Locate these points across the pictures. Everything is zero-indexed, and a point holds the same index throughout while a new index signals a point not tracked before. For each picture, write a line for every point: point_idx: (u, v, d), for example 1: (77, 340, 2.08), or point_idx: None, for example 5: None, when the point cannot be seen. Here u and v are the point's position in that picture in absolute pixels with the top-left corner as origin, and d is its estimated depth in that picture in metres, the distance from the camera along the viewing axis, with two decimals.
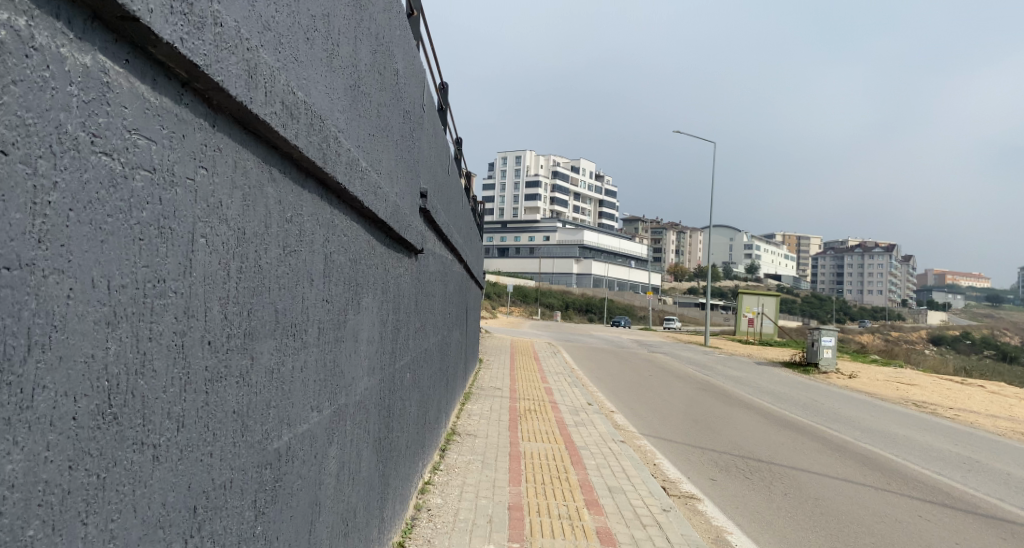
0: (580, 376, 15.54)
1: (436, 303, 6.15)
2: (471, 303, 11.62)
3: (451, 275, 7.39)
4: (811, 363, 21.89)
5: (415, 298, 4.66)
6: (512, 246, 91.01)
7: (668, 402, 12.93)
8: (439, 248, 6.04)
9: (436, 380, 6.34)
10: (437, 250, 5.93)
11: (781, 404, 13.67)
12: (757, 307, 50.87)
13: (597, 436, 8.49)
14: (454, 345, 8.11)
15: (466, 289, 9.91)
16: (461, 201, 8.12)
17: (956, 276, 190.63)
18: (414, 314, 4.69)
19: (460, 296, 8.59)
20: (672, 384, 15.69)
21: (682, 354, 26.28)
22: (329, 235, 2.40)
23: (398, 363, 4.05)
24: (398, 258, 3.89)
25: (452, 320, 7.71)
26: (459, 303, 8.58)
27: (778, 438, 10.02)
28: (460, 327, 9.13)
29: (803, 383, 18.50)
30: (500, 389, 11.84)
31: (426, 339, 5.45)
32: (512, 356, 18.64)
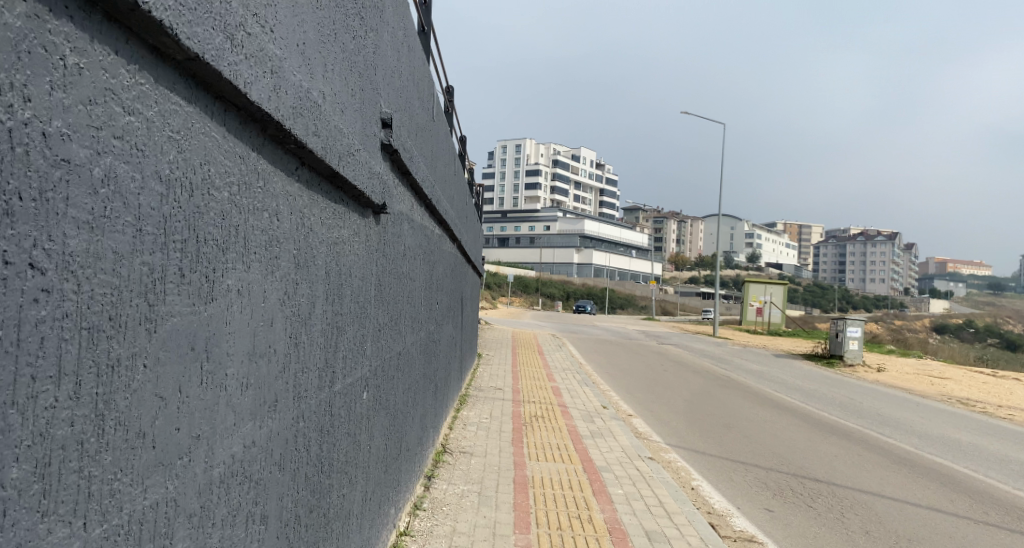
0: (590, 373, 14.07)
1: (418, 288, 4.62)
2: (468, 293, 10.12)
3: (440, 255, 5.86)
4: (835, 355, 20.42)
5: (376, 278, 3.13)
6: (513, 236, 89.51)
7: (691, 403, 11.47)
8: (420, 215, 4.50)
9: (419, 389, 4.82)
10: (417, 218, 4.39)
11: (817, 404, 12.20)
12: (766, 296, 49.34)
13: (621, 452, 7.01)
14: (444, 342, 6.59)
15: (461, 276, 8.37)
16: (452, 165, 6.61)
17: (957, 265, 190.65)
18: (375, 304, 3.16)
19: (452, 282, 7.06)
20: (693, 382, 14.17)
21: (695, 345, 24.81)
22: (25, 86, 0.88)
23: (337, 383, 2.51)
24: (335, 212, 2.38)
25: (441, 310, 6.17)
26: (451, 291, 7.04)
27: (831, 449, 8.51)
28: (454, 319, 7.58)
29: (831, 379, 17.02)
30: (502, 390, 10.37)
31: (400, 337, 3.93)
32: (514, 350, 17.20)
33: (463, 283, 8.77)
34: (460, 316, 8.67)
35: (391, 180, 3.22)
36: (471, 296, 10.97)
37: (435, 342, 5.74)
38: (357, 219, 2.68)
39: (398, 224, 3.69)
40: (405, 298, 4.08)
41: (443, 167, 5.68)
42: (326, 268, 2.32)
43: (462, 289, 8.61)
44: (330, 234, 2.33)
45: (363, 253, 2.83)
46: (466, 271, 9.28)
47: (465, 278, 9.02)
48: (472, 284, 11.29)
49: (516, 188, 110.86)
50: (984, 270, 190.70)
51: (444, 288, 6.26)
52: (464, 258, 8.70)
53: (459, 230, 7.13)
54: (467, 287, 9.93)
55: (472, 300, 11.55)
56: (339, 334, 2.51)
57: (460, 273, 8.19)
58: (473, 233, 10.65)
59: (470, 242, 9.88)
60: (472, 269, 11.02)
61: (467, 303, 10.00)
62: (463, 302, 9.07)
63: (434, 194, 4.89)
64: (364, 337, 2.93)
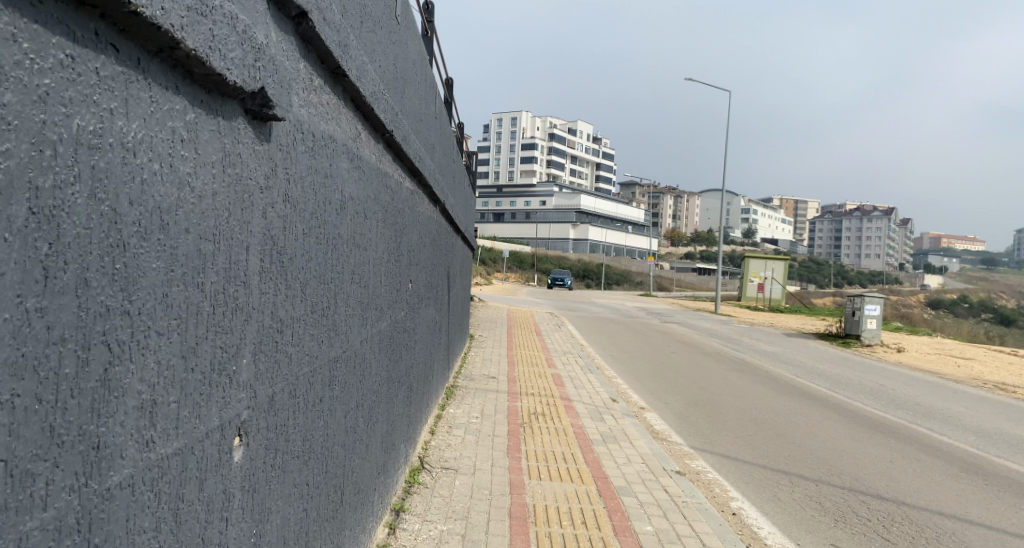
0: (593, 356, 12.78)
1: (371, 257, 3.19)
2: (456, 267, 8.73)
3: (414, 216, 4.45)
4: (850, 334, 19.20)
5: (252, 231, 1.71)
6: (508, 210, 87.90)
7: (709, 392, 10.22)
8: (371, 149, 3.08)
9: (375, 401, 3.42)
10: (366, 153, 2.98)
11: (847, 392, 10.95)
12: (767, 271, 48.06)
13: (642, 465, 5.68)
14: (422, 328, 5.21)
15: (446, 248, 6.99)
16: (431, 105, 5.21)
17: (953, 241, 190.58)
18: (255, 278, 1.73)
19: (433, 251, 5.65)
20: (706, 366, 12.88)
21: (700, 324, 23.57)
22: None
23: (107, 459, 1.08)
24: (84, 76, 1.01)
25: (416, 288, 4.77)
26: (432, 266, 5.64)
27: (881, 450, 7.22)
28: (436, 299, 6.19)
29: (852, 361, 15.74)
30: (495, 379, 9.06)
31: (331, 333, 2.50)
32: (510, 330, 15.89)
33: (448, 256, 7.38)
34: (446, 292, 7.30)
35: (285, 59, 1.81)
36: (460, 271, 9.57)
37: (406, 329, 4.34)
38: (177, 99, 1.27)
39: (320, 150, 2.26)
40: (343, 272, 2.65)
41: (415, 97, 4.26)
42: (28, 183, 0.90)
43: (447, 262, 7.22)
44: (46, 111, 0.94)
45: (203, 175, 1.42)
46: (454, 241, 7.90)
47: (451, 249, 7.62)
48: (462, 259, 9.91)
49: (511, 162, 108.88)
50: (979, 246, 190.63)
51: (420, 259, 4.85)
52: (450, 226, 7.30)
53: (442, 189, 5.73)
54: (455, 261, 8.54)
55: (462, 277, 10.20)
56: (110, 341, 1.08)
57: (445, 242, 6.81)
58: (462, 199, 9.23)
59: (459, 211, 8.46)
60: (461, 241, 9.64)
61: (455, 279, 8.65)
62: (449, 279, 7.70)
63: (397, 124, 3.47)
64: (217, 344, 1.51)
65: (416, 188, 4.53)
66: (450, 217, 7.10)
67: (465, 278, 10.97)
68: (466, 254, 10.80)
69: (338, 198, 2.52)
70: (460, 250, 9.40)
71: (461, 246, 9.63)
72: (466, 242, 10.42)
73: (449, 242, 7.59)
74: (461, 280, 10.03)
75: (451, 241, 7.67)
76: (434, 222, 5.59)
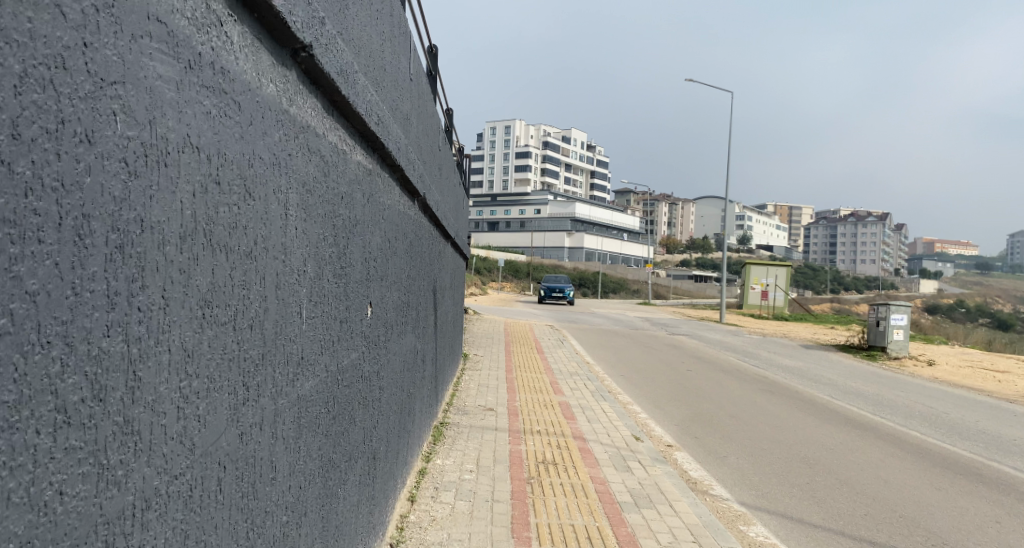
0: (602, 377, 11.35)
1: (264, 270, 1.70)
2: (444, 278, 7.24)
3: (371, 204, 2.97)
4: (874, 346, 17.83)
5: None
6: (503, 219, 86.71)
7: (741, 422, 8.79)
8: (253, 62, 1.61)
9: (286, 523, 1.94)
10: (236, 61, 1.50)
11: (898, 418, 9.55)
12: (769, 278, 46.80)
13: (694, 545, 4.24)
14: (393, 367, 3.74)
15: (430, 256, 5.51)
16: (404, 61, 3.80)
17: (948, 246, 190.44)
18: None
19: (409, 257, 4.17)
20: (730, 388, 11.46)
21: (710, 336, 22.20)
22: None
23: None
24: None
25: (381, 313, 3.30)
26: (407, 279, 4.17)
27: (977, 504, 5.80)
28: (415, 325, 4.71)
29: (883, 377, 14.37)
30: (494, 412, 7.61)
31: (96, 461, 1.00)
32: (508, 346, 14.46)
33: (433, 265, 5.90)
34: (430, 310, 5.83)
35: None
36: (450, 283, 8.11)
37: (359, 377, 2.85)
38: None
39: None
40: (149, 305, 1.16)
41: (371, 30, 2.85)
42: None
43: (431, 271, 5.73)
44: None
45: None
46: (440, 247, 6.45)
47: (437, 257, 6.16)
48: (452, 269, 8.47)
49: (506, 171, 107.86)
50: (973, 251, 190.67)
51: (385, 269, 3.37)
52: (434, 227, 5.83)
53: (420, 175, 4.26)
54: (444, 272, 7.09)
55: (454, 289, 8.75)
56: None
57: (428, 248, 5.33)
58: (451, 199, 7.78)
59: (448, 211, 7.01)
60: (451, 246, 8.19)
61: (444, 294, 7.19)
62: (435, 293, 6.24)
63: (327, 39, 2.02)
64: None
65: (377, 164, 3.06)
66: (434, 216, 5.63)
67: (457, 291, 9.53)
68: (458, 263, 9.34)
69: (114, 126, 1.02)
70: (449, 258, 7.92)
71: (451, 253, 8.16)
72: (457, 249, 8.96)
73: (436, 249, 6.13)
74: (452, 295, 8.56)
75: (438, 248, 6.22)
76: (409, 220, 4.12)
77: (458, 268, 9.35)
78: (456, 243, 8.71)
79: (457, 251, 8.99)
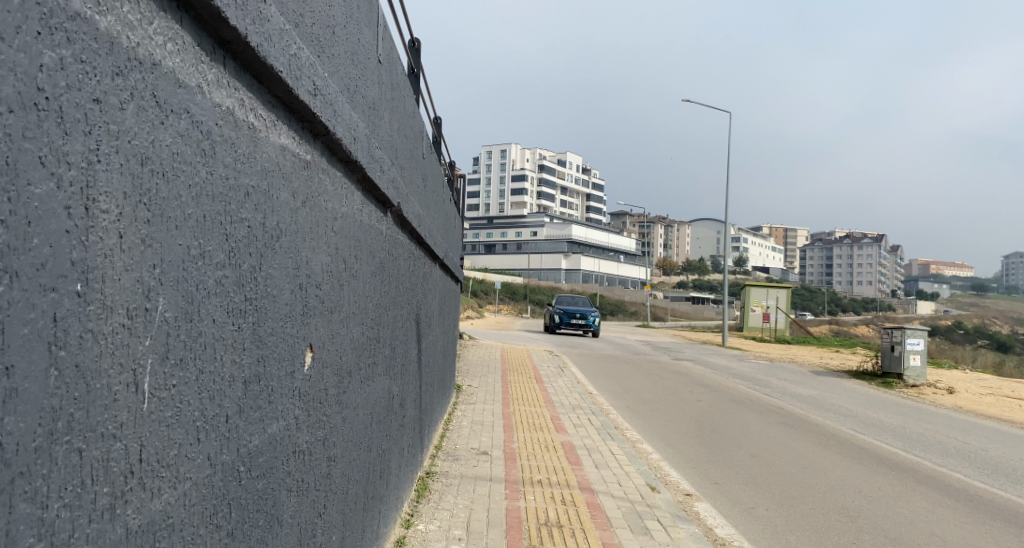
0: (607, 410, 10.47)
1: (12, 315, 0.85)
2: (430, 307, 6.33)
3: (306, 209, 2.10)
4: (889, 372, 16.99)
5: None
6: (500, 242, 86.21)
7: (764, 463, 7.93)
8: None
9: None
10: None
11: (933, 456, 8.69)
12: (770, 300, 45.95)
13: None
14: (350, 428, 2.84)
15: (410, 281, 4.64)
16: (370, 36, 3.02)
17: (944, 267, 190.77)
18: None
19: (375, 284, 3.28)
20: (746, 422, 10.56)
21: (715, 361, 21.34)
22: None
23: None
24: None
25: (326, 361, 2.41)
26: (372, 311, 3.27)
27: None
28: (387, 366, 3.81)
29: (904, 407, 13.50)
30: (489, 458, 6.74)
31: None
32: (504, 375, 13.58)
33: (414, 292, 5.00)
34: (411, 345, 4.93)
35: None
36: (439, 312, 7.19)
37: (282, 462, 1.96)
38: None
39: None
40: None
41: None
42: None
43: (412, 299, 4.85)
44: None
45: None
46: (424, 270, 5.56)
47: (419, 282, 5.27)
48: (441, 295, 7.56)
49: (502, 193, 107.68)
50: (970, 272, 190.75)
51: (333, 301, 2.48)
52: (415, 247, 4.93)
53: (392, 180, 3.40)
54: (430, 298, 6.19)
55: (443, 318, 7.85)
56: None
57: (406, 272, 4.45)
58: (438, 217, 6.90)
59: (434, 229, 6.12)
60: (439, 268, 7.30)
61: (430, 323, 6.29)
62: (418, 324, 5.35)
63: None
64: None
65: (318, 155, 2.19)
66: (414, 233, 4.76)
67: (447, 319, 8.62)
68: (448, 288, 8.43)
69: None
70: (437, 283, 7.01)
71: (439, 277, 7.27)
72: (446, 273, 8.07)
73: (418, 273, 5.24)
74: (441, 324, 7.63)
75: (420, 271, 5.33)
76: (376, 236, 3.25)
77: (448, 294, 8.43)
78: (444, 267, 7.82)
79: (446, 275, 8.08)
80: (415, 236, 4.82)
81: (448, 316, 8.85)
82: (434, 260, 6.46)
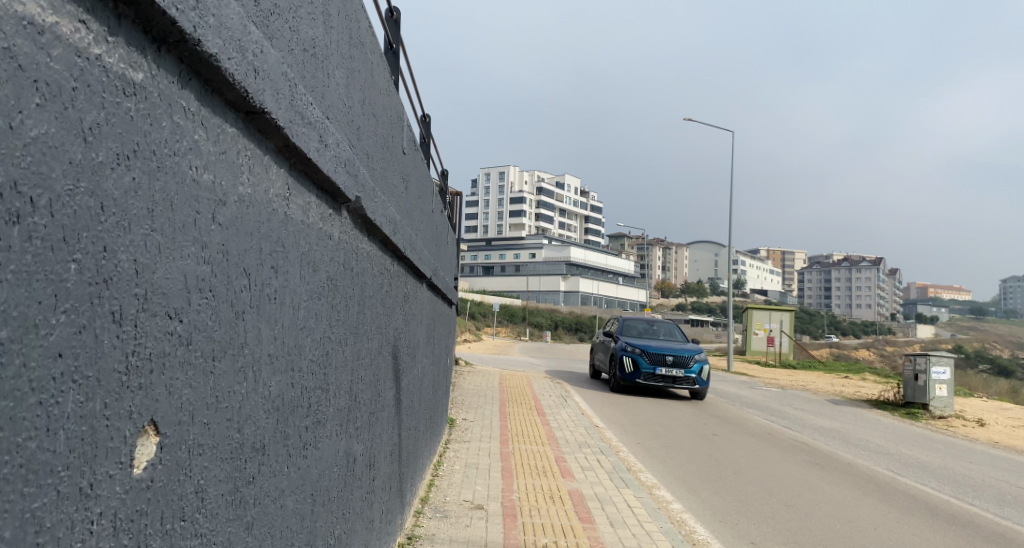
0: (617, 449, 9.42)
1: None
2: (415, 334, 5.31)
3: (131, 174, 1.12)
4: (912, 402, 15.96)
5: None
6: (498, 264, 85.37)
7: (803, 514, 6.87)
8: None
9: None
10: None
11: (990, 505, 7.64)
12: (774, 323, 44.92)
13: None
14: (263, 536, 1.83)
15: (381, 304, 3.62)
16: None
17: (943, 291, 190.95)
18: None
19: (314, 309, 2.25)
20: (771, 464, 9.50)
21: (723, 389, 20.29)
22: None
23: None
24: None
25: (195, 446, 1.39)
26: (311, 348, 2.25)
27: None
28: (341, 421, 2.77)
29: (936, 441, 12.45)
30: (484, 515, 5.69)
31: None
32: (502, 406, 12.51)
33: (390, 317, 3.99)
34: (386, 383, 3.90)
35: None
36: (426, 340, 6.18)
37: None
38: None
39: None
40: None
41: None
42: None
43: (387, 324, 3.84)
44: None
45: None
46: (405, 291, 4.56)
47: (398, 305, 4.26)
48: (431, 322, 6.55)
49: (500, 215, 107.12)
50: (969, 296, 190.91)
51: (215, 338, 1.46)
52: (392, 263, 3.93)
53: (347, 166, 2.42)
54: (414, 323, 5.18)
55: (433, 346, 6.84)
56: None
57: (375, 291, 3.42)
58: (428, 230, 5.93)
59: (421, 244, 5.13)
60: (429, 291, 6.31)
61: (414, 353, 5.27)
62: (398, 356, 4.34)
63: None
64: None
65: (169, 82, 1.22)
66: (390, 246, 3.78)
67: (439, 346, 7.61)
68: (439, 311, 7.41)
69: None
70: (426, 308, 6.01)
71: (428, 300, 6.28)
72: (438, 295, 7.08)
73: (397, 294, 4.24)
74: (429, 355, 6.59)
75: (400, 293, 4.34)
76: (318, 242, 2.24)
77: (439, 319, 7.40)
78: (436, 289, 6.84)
79: (438, 298, 7.09)
80: (391, 248, 3.84)
81: (440, 344, 7.84)
82: (419, 281, 5.44)
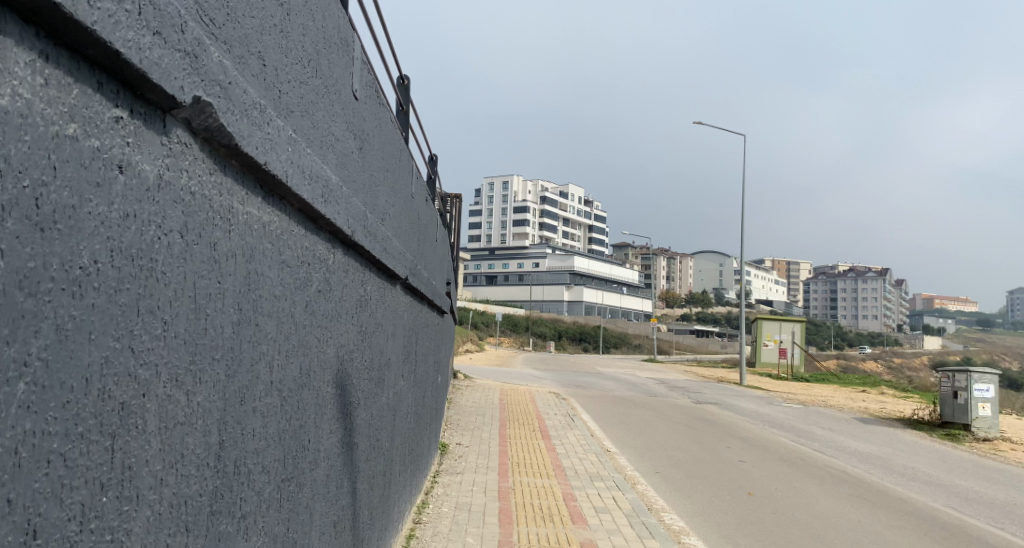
0: (635, 485, 8.12)
1: None
2: (382, 350, 4.02)
3: None
4: (952, 421, 14.55)
5: None
6: (501, 273, 84.35)
7: None
8: None
9: None
10: None
11: None
12: (784, 335, 43.61)
13: None
14: None
15: (302, 313, 2.34)
16: None
17: (945, 301, 190.60)
18: None
19: (41, 321, 0.99)
20: (814, 501, 8.20)
21: (741, 405, 18.94)
22: None
23: None
24: None
25: None
26: (29, 416, 0.98)
27: None
28: (182, 527, 1.49)
29: (989, 467, 11.08)
30: None
31: None
32: (503, 427, 11.23)
33: (327, 330, 2.72)
34: (317, 431, 2.62)
35: None
36: (403, 358, 4.90)
37: None
38: None
39: None
40: None
41: None
42: None
43: (317, 340, 2.57)
44: None
45: None
46: (359, 293, 3.29)
47: (343, 314, 2.99)
48: (410, 335, 5.29)
49: (504, 224, 106.32)
50: (972, 307, 190.58)
51: None
52: (331, 253, 2.67)
53: (158, 30, 1.21)
54: (378, 336, 3.89)
55: (414, 365, 5.55)
56: None
57: (288, 293, 2.15)
58: (404, 219, 4.67)
59: (388, 232, 3.87)
60: (408, 297, 5.03)
61: (379, 376, 4.00)
62: (345, 385, 3.06)
63: None
64: None
65: None
66: (323, 226, 2.52)
67: (424, 364, 6.32)
68: (424, 322, 6.12)
69: None
70: (401, 317, 4.73)
71: (407, 306, 5.01)
72: (420, 302, 5.79)
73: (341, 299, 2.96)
74: (408, 378, 5.30)
75: (348, 296, 3.06)
76: (48, 166, 1.00)
77: (423, 330, 6.12)
78: (418, 294, 5.57)
79: (420, 306, 5.80)
80: (327, 229, 2.59)
81: (427, 361, 6.55)
82: (388, 285, 4.16)
